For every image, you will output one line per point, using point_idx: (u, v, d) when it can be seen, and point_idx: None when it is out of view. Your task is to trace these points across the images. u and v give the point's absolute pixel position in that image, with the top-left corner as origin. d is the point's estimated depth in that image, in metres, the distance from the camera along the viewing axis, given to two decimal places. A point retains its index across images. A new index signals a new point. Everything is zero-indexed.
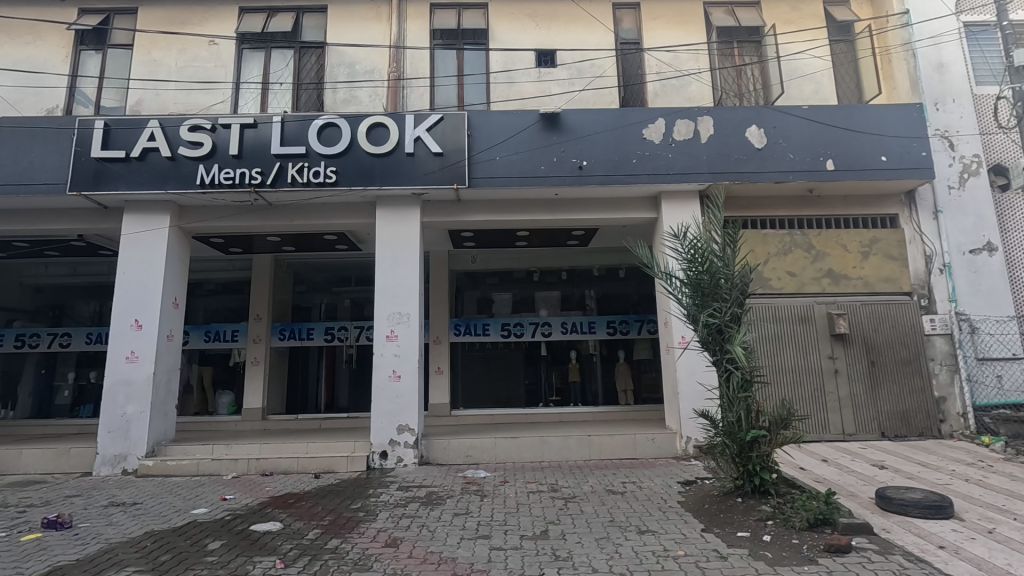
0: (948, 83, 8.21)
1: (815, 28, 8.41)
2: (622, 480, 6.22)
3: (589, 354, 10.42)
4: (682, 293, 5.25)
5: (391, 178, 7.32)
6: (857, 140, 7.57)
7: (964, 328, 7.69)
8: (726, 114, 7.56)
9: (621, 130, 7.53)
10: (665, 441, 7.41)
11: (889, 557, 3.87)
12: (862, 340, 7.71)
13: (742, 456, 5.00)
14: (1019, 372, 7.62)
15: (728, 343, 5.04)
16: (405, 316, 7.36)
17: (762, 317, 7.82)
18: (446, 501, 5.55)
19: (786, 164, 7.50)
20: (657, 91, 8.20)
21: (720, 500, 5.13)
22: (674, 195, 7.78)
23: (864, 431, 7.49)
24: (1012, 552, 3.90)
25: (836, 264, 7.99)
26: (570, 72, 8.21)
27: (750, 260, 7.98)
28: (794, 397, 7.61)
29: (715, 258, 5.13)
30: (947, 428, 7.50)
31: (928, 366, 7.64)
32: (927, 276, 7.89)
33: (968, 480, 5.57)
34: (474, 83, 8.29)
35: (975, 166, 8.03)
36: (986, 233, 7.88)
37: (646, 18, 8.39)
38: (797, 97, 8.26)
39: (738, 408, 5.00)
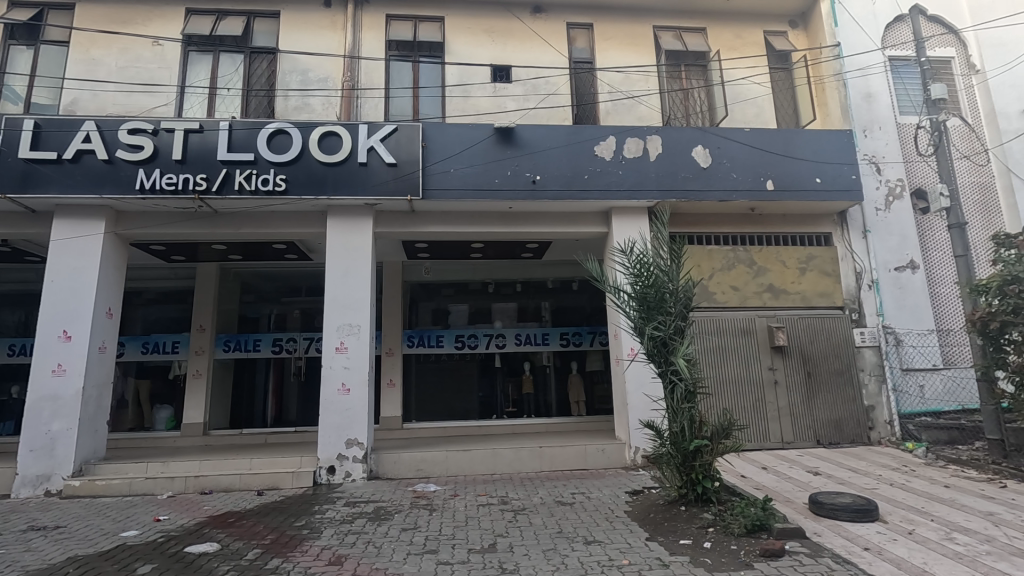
0: (874, 112, 8.83)
1: (756, 55, 8.88)
2: (572, 491, 6.28)
3: (542, 366, 10.52)
4: (629, 306, 5.40)
5: (344, 188, 7.22)
6: (794, 164, 8.00)
7: (890, 340, 8.20)
8: (673, 134, 7.86)
9: (574, 146, 7.70)
10: (614, 451, 7.54)
11: (819, 560, 4.07)
12: (799, 352, 8.11)
13: (686, 466, 5.16)
14: (939, 382, 8.17)
15: (672, 355, 5.20)
16: (356, 327, 7.24)
17: (706, 329, 8.10)
18: (394, 516, 5.46)
19: (729, 183, 7.85)
20: (610, 110, 8.45)
21: (665, 509, 5.26)
22: (624, 210, 7.98)
23: (801, 440, 7.85)
24: (928, 551, 4.18)
25: (776, 279, 8.39)
26: (525, 88, 8.36)
27: (695, 274, 8.26)
28: (737, 406, 7.90)
29: (660, 273, 5.31)
30: (876, 435, 7.95)
31: (859, 377, 8.09)
32: (858, 291, 8.38)
33: (892, 484, 5.92)
34: (429, 96, 8.31)
35: (898, 190, 8.64)
36: (909, 252, 8.48)
37: (599, 38, 8.65)
38: (740, 120, 8.69)
39: (682, 418, 5.14)
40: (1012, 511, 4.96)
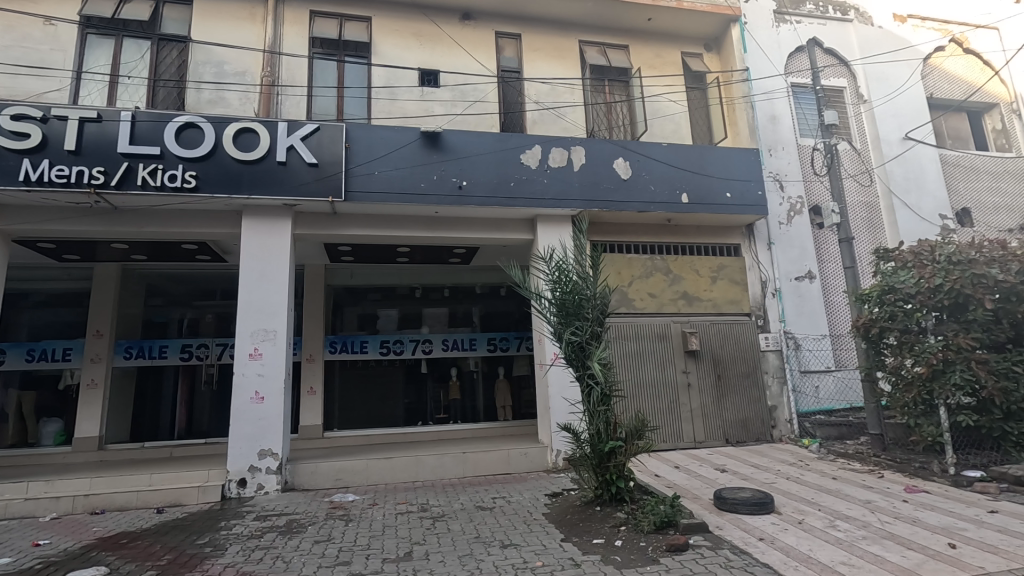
0: (779, 133, 9.54)
1: (673, 75, 9.41)
2: (492, 496, 6.31)
3: (470, 371, 10.53)
4: (549, 312, 5.54)
5: (260, 188, 6.92)
6: (706, 179, 8.50)
7: (791, 345, 8.86)
8: (597, 146, 8.13)
9: (501, 153, 7.79)
10: (537, 455, 7.65)
11: (718, 552, 4.32)
12: (710, 356, 8.60)
13: (601, 467, 5.31)
14: (831, 383, 8.92)
15: (589, 359, 5.36)
16: (272, 333, 6.94)
17: (625, 335, 8.41)
18: (306, 528, 5.27)
19: (648, 196, 8.22)
20: (536, 120, 8.64)
21: (581, 510, 5.39)
22: (549, 218, 8.15)
23: (711, 439, 8.31)
24: (813, 539, 4.54)
25: (690, 287, 8.86)
26: (453, 93, 8.38)
27: (617, 281, 8.58)
28: (654, 409, 8.24)
29: (578, 280, 5.48)
30: (777, 433, 8.56)
31: (763, 379, 8.68)
32: (762, 299, 9.00)
33: (788, 478, 6.40)
34: (354, 96, 8.12)
35: (798, 206, 9.39)
36: (807, 264, 9.21)
37: (527, 49, 8.82)
38: (658, 135, 9.16)
39: (598, 420, 5.30)
40: (887, 498, 5.49)
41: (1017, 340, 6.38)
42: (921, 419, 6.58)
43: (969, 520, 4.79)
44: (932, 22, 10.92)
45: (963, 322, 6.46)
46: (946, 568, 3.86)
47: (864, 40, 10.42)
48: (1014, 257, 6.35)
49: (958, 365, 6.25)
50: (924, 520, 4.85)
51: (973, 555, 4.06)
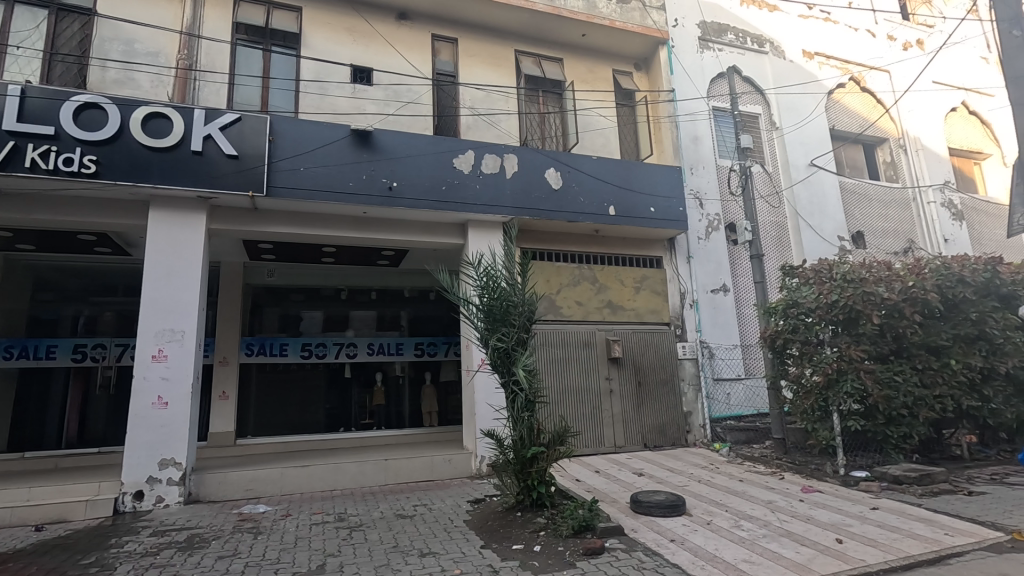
0: (700, 153, 10.08)
1: (604, 91, 9.74)
2: (413, 503, 6.20)
3: (395, 377, 10.33)
4: (476, 318, 5.54)
5: (172, 177, 6.45)
6: (633, 193, 8.83)
7: (705, 354, 9.34)
8: (529, 155, 8.25)
9: (433, 156, 7.71)
10: (461, 462, 7.59)
11: (632, 554, 4.46)
12: (632, 363, 8.90)
13: (523, 472, 5.34)
14: (741, 390, 9.49)
15: (514, 365, 5.39)
16: (179, 334, 6.48)
17: (551, 342, 8.54)
18: (210, 543, 4.93)
19: (577, 207, 8.43)
20: (470, 125, 8.65)
21: (502, 516, 5.40)
22: (480, 223, 8.15)
23: (630, 444, 8.59)
24: (719, 538, 4.79)
25: (615, 296, 9.15)
26: (386, 93, 8.21)
27: (545, 289, 8.71)
28: (577, 415, 8.40)
29: (506, 286, 5.52)
30: (692, 437, 8.97)
31: (680, 386, 9.09)
32: (681, 310, 9.44)
33: (700, 480, 6.73)
34: (280, 88, 7.78)
35: (716, 223, 9.96)
36: (722, 277, 9.77)
37: (463, 54, 8.82)
38: (589, 148, 9.44)
39: (521, 426, 5.32)
40: (786, 498, 5.90)
41: (899, 352, 7.07)
42: (817, 425, 7.13)
43: (854, 516, 5.24)
44: (835, 60, 11.98)
45: (854, 335, 7.08)
46: (833, 562, 4.19)
47: (778, 72, 11.25)
48: (897, 277, 7.05)
49: (849, 374, 6.84)
50: (817, 518, 5.24)
51: (856, 549, 4.44)
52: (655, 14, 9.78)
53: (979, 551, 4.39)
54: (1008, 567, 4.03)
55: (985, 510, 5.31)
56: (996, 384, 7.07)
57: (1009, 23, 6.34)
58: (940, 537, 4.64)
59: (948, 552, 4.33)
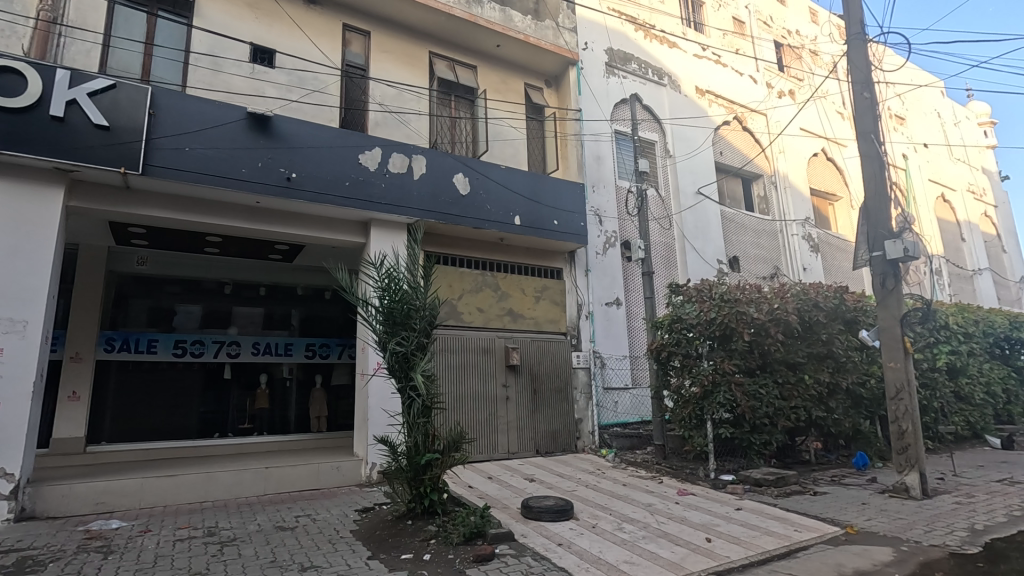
0: (602, 172, 10.57)
1: (515, 103, 9.94)
2: (295, 514, 5.83)
3: (282, 379, 9.76)
4: (375, 320, 5.37)
5: (22, 144, 5.57)
6: (537, 205, 9.07)
7: (598, 363, 9.77)
8: (438, 158, 8.18)
9: (338, 150, 7.38)
10: (349, 469, 7.27)
11: (521, 559, 4.52)
12: (528, 371, 9.08)
13: (416, 480, 5.22)
14: (627, 399, 10.04)
15: (412, 370, 5.27)
16: (21, 324, 5.60)
17: (451, 347, 8.47)
18: (46, 567, 4.28)
19: (484, 214, 8.49)
20: (379, 121, 8.39)
21: (392, 525, 5.24)
22: (384, 223, 7.92)
23: (523, 450, 8.74)
24: (603, 541, 5.01)
25: (515, 304, 9.31)
26: (290, 78, 7.74)
27: (447, 294, 8.65)
28: (472, 421, 8.39)
29: (407, 289, 5.40)
30: (581, 443, 9.32)
31: (572, 394, 9.41)
32: (577, 320, 9.79)
33: (587, 485, 7.01)
34: (166, 58, 7.07)
35: (612, 240, 10.48)
36: (615, 291, 10.31)
37: (375, 48, 8.56)
38: (498, 157, 9.56)
39: (416, 433, 5.21)
40: (663, 500, 6.32)
41: (764, 366, 7.87)
42: (693, 432, 7.73)
43: (721, 516, 5.73)
44: (722, 99, 13.18)
45: (728, 350, 7.77)
46: (702, 560, 4.53)
47: (674, 104, 12.15)
48: (765, 299, 7.85)
49: (721, 386, 7.51)
50: (690, 519, 5.66)
51: (722, 547, 4.84)
52: (567, 34, 10.17)
53: (821, 544, 4.98)
54: (843, 557, 4.60)
55: (826, 508, 6.05)
56: (839, 397, 8.10)
57: (861, 85, 7.34)
58: (790, 533, 5.20)
59: (796, 547, 4.87)
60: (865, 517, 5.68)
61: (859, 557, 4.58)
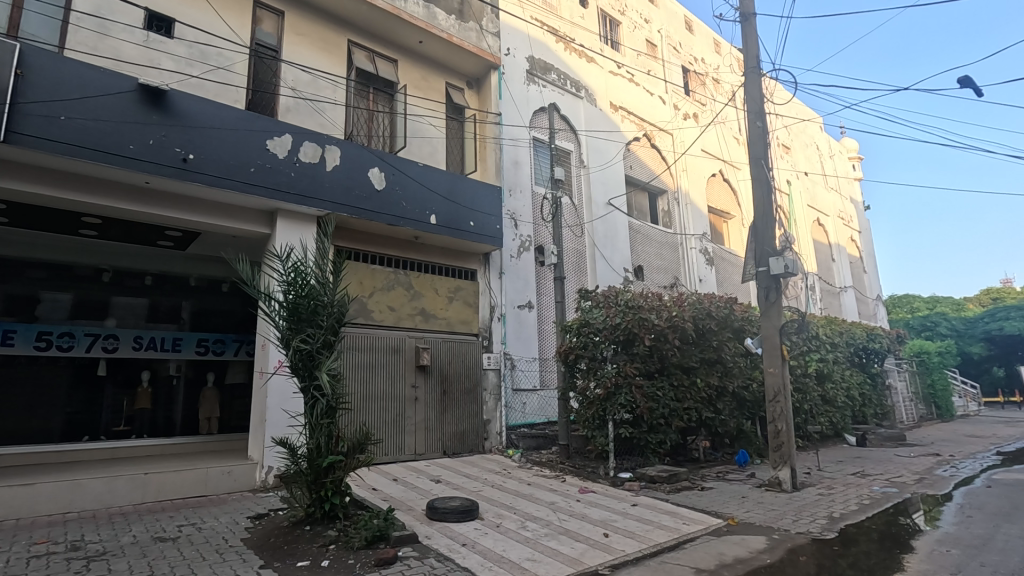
0: (519, 177, 10.75)
1: (435, 101, 9.88)
2: (178, 523, 5.38)
3: (167, 377, 9.00)
4: (279, 316, 5.09)
5: None
6: (454, 206, 9.06)
7: (508, 365, 9.90)
8: (353, 150, 7.95)
9: (243, 133, 6.93)
10: (243, 473, 6.82)
11: (424, 561, 4.48)
12: (438, 371, 9.02)
13: (316, 483, 4.99)
14: (535, 400, 10.28)
15: (317, 369, 5.06)
16: None
17: (359, 346, 8.21)
18: None
19: (399, 211, 8.33)
20: (290, 107, 7.96)
21: (287, 532, 4.97)
22: (291, 214, 7.53)
23: (430, 451, 8.65)
24: (506, 539, 5.09)
25: (428, 304, 9.22)
26: (191, 51, 7.15)
27: (357, 291, 8.38)
28: (379, 422, 8.17)
29: (315, 285, 5.18)
30: (488, 444, 9.39)
31: (482, 395, 9.47)
32: (490, 322, 9.87)
33: (493, 485, 7.08)
34: (40, 13, 6.22)
35: (527, 244, 10.69)
36: (528, 295, 10.52)
37: (289, 30, 8.13)
38: (416, 155, 9.43)
39: (319, 434, 5.00)
40: (565, 498, 6.53)
41: (661, 370, 8.39)
42: (596, 432, 8.05)
43: (619, 512, 6.02)
44: (634, 116, 13.90)
45: (630, 354, 8.19)
46: (600, 554, 4.74)
47: (590, 116, 12.63)
48: (665, 307, 8.36)
49: (623, 389, 7.91)
50: (590, 515, 5.89)
51: (619, 541, 5.09)
52: (490, 39, 10.28)
53: (706, 536, 5.38)
54: (725, 547, 5.00)
55: (711, 502, 6.54)
56: (726, 400, 8.80)
57: (755, 115, 8.06)
58: (680, 526, 5.58)
59: (684, 539, 5.23)
60: (744, 510, 6.21)
61: (737, 546, 5.01)
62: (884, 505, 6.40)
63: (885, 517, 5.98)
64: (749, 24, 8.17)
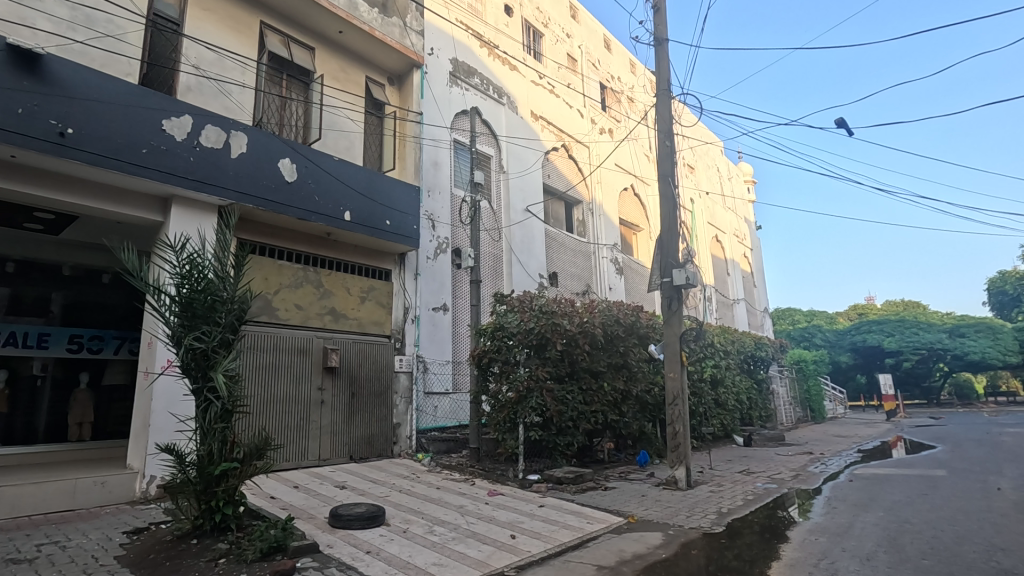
0: (438, 178, 10.65)
1: (354, 95, 9.57)
2: (37, 543, 4.75)
3: (30, 377, 7.92)
4: (169, 311, 4.68)
5: None
6: (370, 203, 8.81)
7: (420, 368, 9.75)
8: (261, 138, 7.52)
9: (135, 110, 6.31)
10: (118, 485, 6.16)
11: (325, 571, 4.28)
12: (347, 373, 8.70)
13: (206, 493, 4.63)
14: (447, 403, 10.20)
15: (211, 369, 4.70)
16: None
17: (261, 346, 7.71)
18: None
19: (310, 205, 7.97)
20: (191, 86, 7.33)
21: (171, 547, 4.56)
22: (188, 202, 6.96)
23: (335, 456, 8.29)
24: (413, 545, 4.99)
25: (339, 303, 8.87)
26: (74, 14, 6.33)
27: (261, 288, 7.89)
28: (280, 426, 7.71)
29: (213, 279, 4.82)
30: (397, 448, 9.17)
31: (392, 398, 9.24)
32: (403, 324, 9.68)
33: (401, 490, 6.93)
34: None
35: (444, 246, 10.62)
36: (443, 297, 10.45)
37: (193, 4, 7.52)
38: (332, 148, 9.06)
39: (211, 439, 4.64)
40: (474, 502, 6.53)
41: (572, 374, 8.63)
42: (506, 434, 8.13)
43: (526, 514, 6.11)
44: (553, 126, 14.27)
45: (542, 359, 8.38)
46: (506, 556, 4.79)
47: (510, 123, 12.80)
48: (577, 313, 8.63)
49: (534, 392, 8.05)
50: (498, 518, 5.92)
51: (525, 542, 5.17)
52: (413, 36, 10.15)
53: (608, 534, 5.59)
54: (625, 543, 5.22)
55: (614, 501, 6.80)
56: (630, 403, 9.21)
57: (664, 134, 8.55)
58: (584, 525, 5.76)
59: (587, 537, 5.42)
60: (643, 508, 6.53)
61: (636, 542, 5.26)
62: (765, 500, 7.01)
63: (766, 511, 6.53)
64: (661, 49, 8.67)
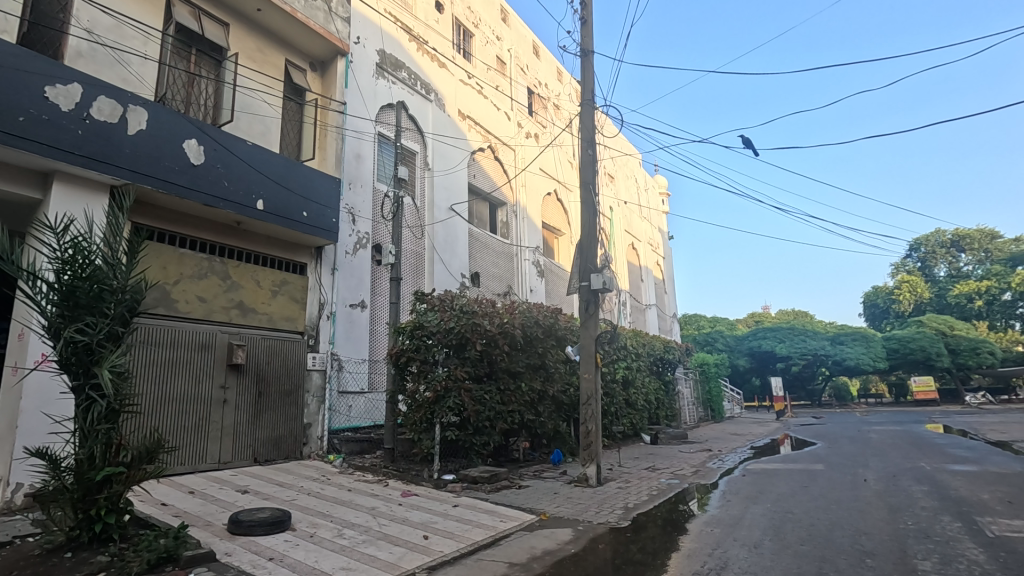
0: (360, 171, 10.32)
1: (272, 77, 9.08)
2: None
3: None
4: (46, 299, 4.20)
5: None
6: (285, 192, 8.39)
7: (335, 366, 9.42)
8: (164, 116, 6.95)
9: (11, 72, 5.60)
10: None
11: None
12: (254, 370, 8.21)
13: (85, 501, 4.19)
14: (362, 403, 9.93)
15: (95, 365, 4.27)
16: None
17: (157, 340, 7.11)
18: None
19: (219, 190, 7.47)
20: (82, 52, 6.60)
21: (38, 562, 4.09)
22: (74, 179, 6.29)
23: (237, 458, 7.80)
24: (319, 549, 4.82)
25: (247, 297, 8.37)
26: None
27: (158, 278, 7.27)
28: (175, 427, 7.13)
29: (101, 265, 4.39)
30: (307, 450, 8.77)
31: (303, 397, 8.84)
32: (317, 320, 9.30)
33: (309, 493, 6.66)
34: None
35: (364, 241, 10.32)
36: (361, 293, 10.16)
37: None
38: (244, 131, 8.53)
39: (93, 442, 4.21)
40: (387, 503, 6.39)
41: (490, 374, 8.69)
42: (422, 434, 8.05)
43: (440, 514, 6.08)
44: (480, 127, 14.31)
45: (461, 358, 8.37)
46: (417, 557, 4.73)
47: (437, 121, 12.67)
48: (497, 313, 8.69)
49: (452, 392, 8.03)
50: (410, 519, 5.84)
51: (437, 542, 5.13)
52: (339, 23, 9.80)
53: (520, 531, 5.69)
54: (536, 540, 5.33)
55: (528, 499, 6.93)
56: (546, 403, 9.41)
57: (587, 143, 8.84)
58: (497, 524, 5.81)
59: (499, 536, 5.46)
60: (555, 504, 6.70)
61: (547, 539, 5.38)
62: (667, 494, 7.43)
63: (668, 504, 6.92)
64: (587, 60, 8.95)
